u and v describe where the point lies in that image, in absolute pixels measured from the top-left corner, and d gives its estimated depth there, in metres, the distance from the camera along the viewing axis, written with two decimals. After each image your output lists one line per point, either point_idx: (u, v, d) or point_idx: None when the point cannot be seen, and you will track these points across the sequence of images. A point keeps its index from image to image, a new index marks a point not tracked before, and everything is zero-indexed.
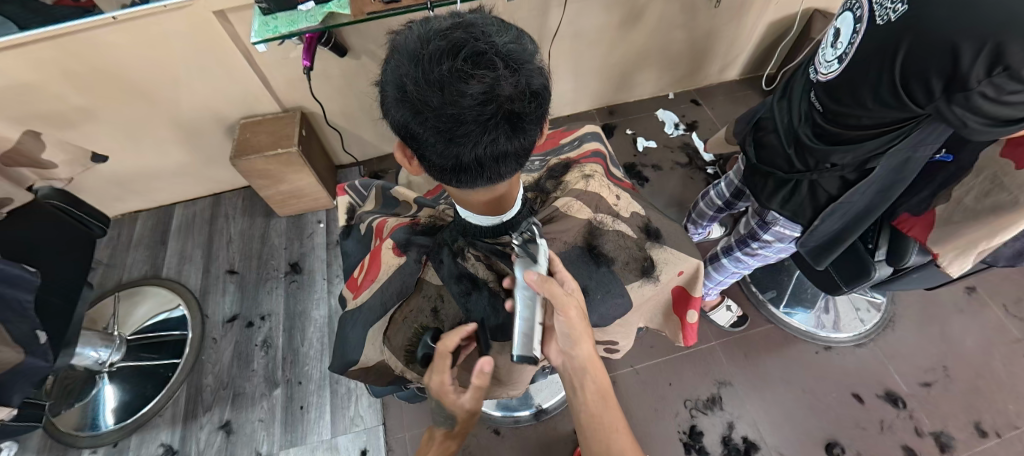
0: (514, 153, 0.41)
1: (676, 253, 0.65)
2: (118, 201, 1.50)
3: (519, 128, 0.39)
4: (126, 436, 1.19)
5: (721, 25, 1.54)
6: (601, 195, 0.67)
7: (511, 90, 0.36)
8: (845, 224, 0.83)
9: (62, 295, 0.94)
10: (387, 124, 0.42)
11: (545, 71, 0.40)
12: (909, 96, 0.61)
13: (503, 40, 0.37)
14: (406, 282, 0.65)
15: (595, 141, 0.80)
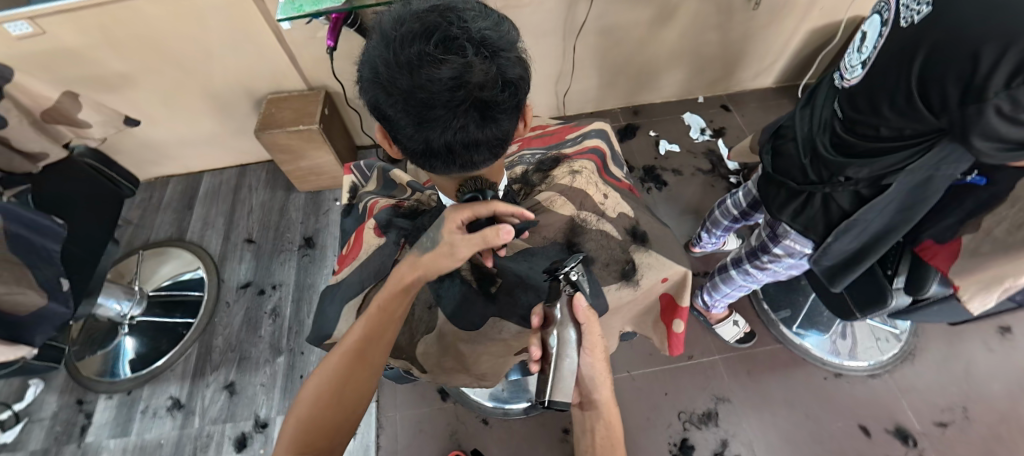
0: (486, 142, 0.40)
1: (661, 258, 0.63)
2: (152, 165, 1.58)
3: (490, 118, 0.38)
4: (140, 386, 1.27)
5: (760, 29, 1.47)
6: (586, 192, 0.67)
7: (483, 77, 0.35)
8: (860, 244, 0.78)
9: (87, 248, 1.00)
10: (365, 104, 0.42)
11: (523, 62, 0.39)
12: (926, 104, 0.58)
13: (480, 26, 0.36)
14: (384, 262, 0.68)
15: (597, 138, 0.79)
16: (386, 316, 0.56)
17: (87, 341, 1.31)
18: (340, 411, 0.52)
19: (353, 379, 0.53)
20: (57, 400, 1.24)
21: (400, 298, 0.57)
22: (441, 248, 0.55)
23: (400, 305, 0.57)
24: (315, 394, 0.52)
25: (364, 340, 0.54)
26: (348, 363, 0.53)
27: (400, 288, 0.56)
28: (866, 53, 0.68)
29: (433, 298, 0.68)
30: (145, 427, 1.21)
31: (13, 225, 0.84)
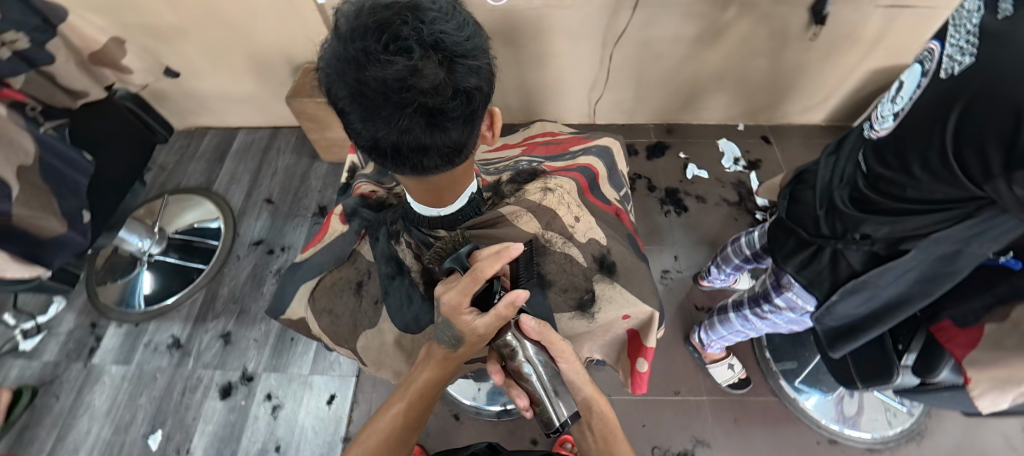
0: (434, 147, 0.45)
1: (624, 293, 0.62)
2: (194, 115, 1.66)
3: (438, 123, 0.42)
4: (147, 320, 1.34)
5: (817, 61, 1.37)
6: (556, 212, 0.64)
7: (431, 83, 0.39)
8: (867, 310, 0.72)
9: (113, 186, 1.05)
10: (323, 93, 0.45)
11: (482, 72, 0.42)
12: (961, 167, 0.52)
13: (436, 28, 0.39)
14: (343, 250, 0.68)
15: (593, 156, 0.78)
16: (423, 399, 0.59)
17: (108, 270, 1.40)
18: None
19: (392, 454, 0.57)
20: (75, 320, 1.34)
21: (437, 386, 0.59)
22: (469, 340, 0.53)
23: (436, 392, 0.59)
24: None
25: (402, 420, 0.58)
26: (386, 440, 0.57)
27: (438, 376, 0.59)
28: (900, 103, 0.62)
29: (381, 294, 0.64)
30: (145, 359, 1.28)
31: (45, 152, 0.85)
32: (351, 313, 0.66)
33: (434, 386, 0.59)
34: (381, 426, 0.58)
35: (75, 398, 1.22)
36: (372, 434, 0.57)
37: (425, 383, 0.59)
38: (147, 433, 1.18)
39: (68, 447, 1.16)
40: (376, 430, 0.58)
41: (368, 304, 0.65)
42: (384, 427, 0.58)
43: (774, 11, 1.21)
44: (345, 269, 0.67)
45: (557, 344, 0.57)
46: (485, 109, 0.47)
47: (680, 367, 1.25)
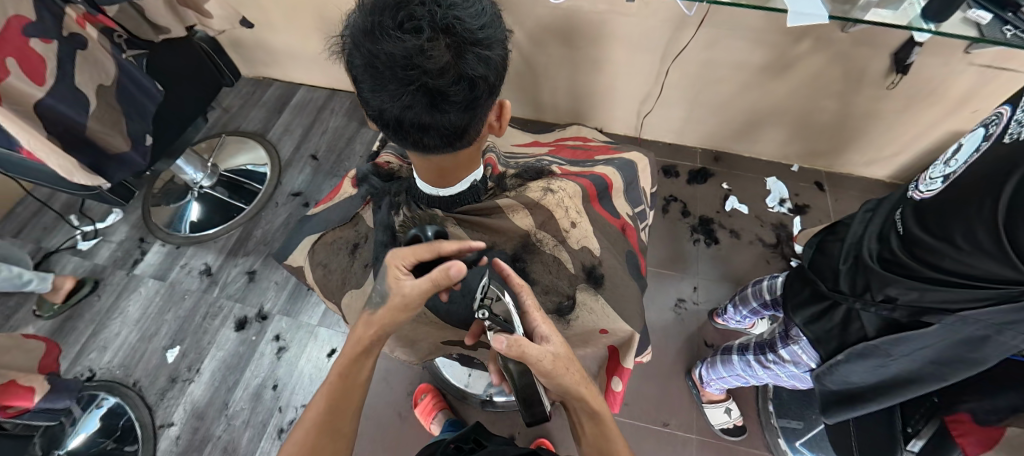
0: (430, 125, 0.51)
1: (605, 309, 0.64)
2: (264, 66, 1.77)
3: (439, 106, 0.49)
4: (188, 245, 1.46)
5: (893, 112, 1.27)
6: (552, 213, 0.66)
7: (436, 64, 0.46)
8: (876, 381, 0.69)
9: (177, 117, 1.14)
10: (342, 63, 0.52)
11: (488, 64, 0.49)
12: (1013, 244, 0.50)
13: (445, 15, 0.46)
14: (348, 211, 0.71)
15: (609, 167, 0.77)
16: (351, 373, 0.54)
17: (164, 194, 1.53)
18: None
19: (329, 442, 0.53)
20: (127, 232, 1.48)
21: (358, 361, 0.55)
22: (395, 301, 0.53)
23: (360, 368, 0.55)
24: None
25: (330, 403, 0.54)
26: (316, 427, 0.53)
27: (358, 349, 0.55)
28: (953, 165, 0.60)
29: (371, 259, 0.67)
30: (179, 279, 1.40)
31: (123, 77, 0.94)
32: (348, 272, 0.69)
33: (356, 360, 0.55)
34: (310, 413, 0.54)
35: (114, 300, 1.35)
36: (301, 426, 0.53)
37: (343, 367, 0.55)
38: (166, 347, 1.29)
39: (99, 343, 1.29)
40: (305, 419, 0.54)
41: (358, 266, 0.68)
42: (312, 413, 0.54)
43: (852, 52, 1.12)
44: (346, 230, 0.70)
45: (542, 362, 0.48)
46: (490, 101, 0.54)
47: (674, 399, 1.21)
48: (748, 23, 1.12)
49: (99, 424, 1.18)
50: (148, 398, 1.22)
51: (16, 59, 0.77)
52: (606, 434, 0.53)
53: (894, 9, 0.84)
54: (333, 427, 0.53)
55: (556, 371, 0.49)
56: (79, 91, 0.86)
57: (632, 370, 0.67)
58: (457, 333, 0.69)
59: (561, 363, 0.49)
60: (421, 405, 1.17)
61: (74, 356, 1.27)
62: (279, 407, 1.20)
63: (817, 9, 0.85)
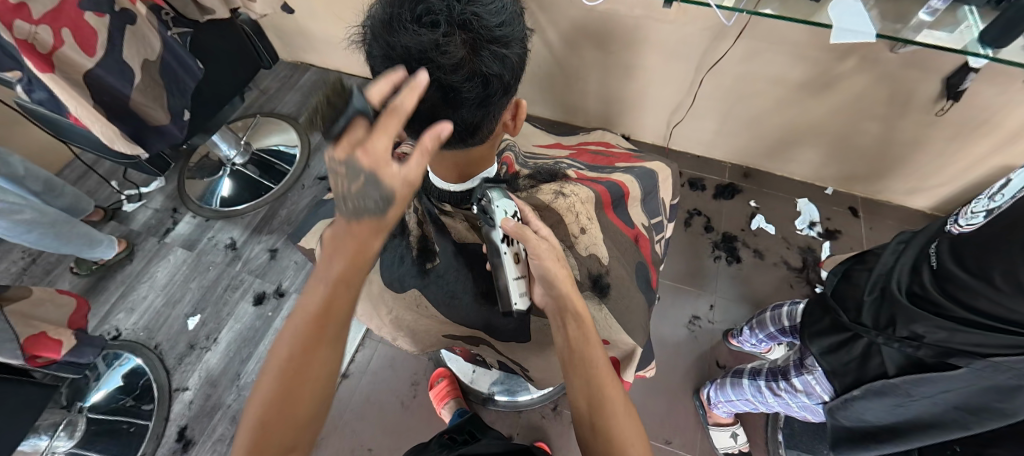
0: (443, 120, 0.53)
1: (608, 321, 0.62)
2: (302, 51, 1.81)
3: (453, 103, 0.52)
4: (216, 218, 1.51)
5: (942, 140, 1.20)
6: (562, 217, 0.64)
7: (450, 59, 0.48)
8: (891, 422, 0.66)
9: (215, 94, 1.19)
10: (365, 52, 0.55)
11: (504, 62, 0.52)
12: None
13: (462, 10, 0.48)
14: None
15: (628, 175, 0.76)
16: (322, 325, 0.44)
17: (198, 168, 1.60)
18: (291, 447, 0.43)
19: (297, 415, 0.43)
20: (162, 201, 1.55)
21: (332, 301, 0.44)
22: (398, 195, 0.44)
23: (336, 307, 0.44)
24: (244, 446, 0.41)
25: (288, 366, 0.42)
26: (274, 397, 0.42)
27: (334, 278, 0.44)
28: (998, 200, 0.54)
29: (380, 248, 0.69)
30: (205, 251, 1.45)
31: (167, 54, 0.98)
32: None
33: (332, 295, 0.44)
34: (264, 379, 0.42)
35: (144, 266, 1.42)
36: (255, 398, 0.42)
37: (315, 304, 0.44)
38: (188, 315, 1.34)
39: (127, 305, 1.35)
40: (260, 384, 0.42)
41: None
42: (268, 379, 0.42)
43: (900, 73, 1.07)
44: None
45: (534, 248, 0.53)
46: (502, 100, 0.56)
47: (679, 417, 1.18)
48: (790, 37, 1.08)
49: (120, 382, 1.23)
50: (167, 361, 1.27)
51: (71, 30, 0.81)
52: (586, 335, 0.51)
53: (950, 32, 0.80)
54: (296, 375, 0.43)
55: (542, 253, 0.52)
56: (126, 63, 0.91)
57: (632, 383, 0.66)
58: (459, 328, 0.69)
59: (552, 250, 0.53)
60: (436, 389, 1.18)
61: (102, 315, 1.33)
62: None
63: (864, 26, 0.81)
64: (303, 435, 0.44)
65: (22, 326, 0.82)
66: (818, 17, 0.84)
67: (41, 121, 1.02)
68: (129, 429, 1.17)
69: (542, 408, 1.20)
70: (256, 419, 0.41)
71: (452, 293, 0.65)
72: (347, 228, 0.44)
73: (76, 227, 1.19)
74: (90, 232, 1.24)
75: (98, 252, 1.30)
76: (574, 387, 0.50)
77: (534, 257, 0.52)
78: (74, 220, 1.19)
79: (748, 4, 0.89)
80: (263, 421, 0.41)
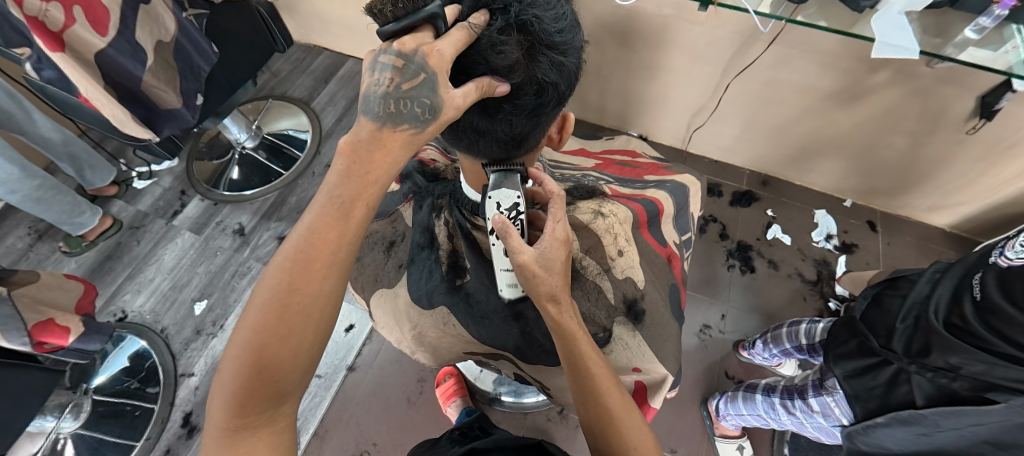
0: (491, 131, 0.51)
1: (639, 343, 0.60)
2: (314, 34, 1.76)
3: (495, 114, 0.50)
4: (225, 203, 1.49)
5: (970, 159, 1.16)
6: (602, 240, 0.62)
7: (505, 60, 0.45)
8: (913, 450, 0.64)
9: (227, 78, 1.16)
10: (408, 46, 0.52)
11: (561, 70, 0.50)
12: None
13: (523, 11, 0.46)
14: (389, 206, 0.71)
15: (663, 191, 0.74)
16: (324, 248, 0.39)
17: (208, 149, 1.57)
18: (285, 384, 0.38)
19: (293, 351, 0.38)
20: (171, 182, 1.53)
21: (337, 230, 0.40)
22: (445, 117, 0.42)
23: (339, 240, 0.40)
24: (234, 379, 0.37)
25: (282, 290, 0.38)
26: (265, 325, 0.37)
27: (336, 211, 0.40)
28: None
29: (407, 259, 0.67)
30: (213, 236, 1.43)
31: (182, 37, 0.95)
32: (383, 268, 0.69)
33: (335, 226, 0.40)
34: (256, 306, 0.38)
35: (151, 247, 1.40)
36: (244, 326, 0.38)
37: (310, 232, 0.39)
38: (195, 299, 1.33)
39: (134, 286, 1.34)
40: (252, 310, 0.38)
41: (391, 265, 0.68)
42: (260, 304, 0.38)
43: (934, 89, 1.03)
44: (383, 225, 0.71)
45: (518, 255, 0.48)
46: (552, 110, 0.54)
47: (685, 427, 1.17)
48: (823, 46, 1.04)
49: (125, 363, 1.22)
50: (173, 346, 1.26)
51: (82, 9, 0.78)
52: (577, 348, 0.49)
53: (993, 50, 0.77)
54: (286, 309, 0.38)
55: (526, 269, 0.48)
56: (139, 44, 0.88)
57: (658, 409, 0.63)
58: (482, 347, 0.67)
59: (538, 265, 0.48)
60: (443, 387, 1.17)
61: (109, 296, 1.32)
62: None
63: (909, 42, 0.77)
64: (301, 376, 0.39)
65: (29, 312, 0.81)
66: (859, 29, 0.81)
67: (52, 100, 0.99)
68: (133, 412, 1.16)
69: (548, 411, 1.20)
70: (246, 349, 0.37)
71: (481, 313, 0.63)
72: (359, 142, 0.41)
73: (61, 198, 1.19)
74: (75, 201, 1.24)
75: (79, 222, 1.28)
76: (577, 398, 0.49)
77: (517, 267, 0.48)
78: (63, 186, 1.18)
79: (786, 11, 0.85)
80: (253, 353, 0.37)
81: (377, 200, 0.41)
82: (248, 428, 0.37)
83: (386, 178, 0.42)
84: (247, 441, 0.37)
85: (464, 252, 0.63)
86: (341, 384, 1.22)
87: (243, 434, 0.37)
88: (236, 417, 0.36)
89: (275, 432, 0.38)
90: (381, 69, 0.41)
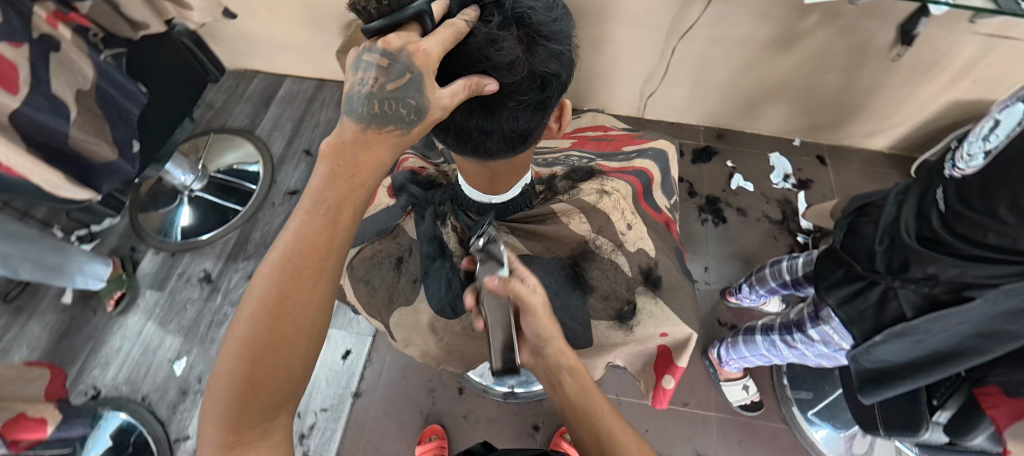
0: (497, 132, 0.51)
1: (665, 312, 0.63)
2: (243, 57, 1.66)
3: (500, 113, 0.49)
4: (183, 251, 1.39)
5: (897, 84, 1.26)
6: (610, 218, 0.64)
7: (505, 56, 0.45)
8: (911, 358, 0.69)
9: (162, 120, 1.07)
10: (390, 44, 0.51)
11: (560, 60, 0.49)
12: None
13: (519, 5, 0.46)
14: (387, 222, 0.70)
15: (649, 160, 0.76)
16: (313, 256, 0.38)
17: (151, 199, 1.46)
18: (281, 396, 0.38)
19: (286, 360, 0.38)
20: (117, 241, 1.41)
21: (327, 239, 0.38)
22: (430, 118, 0.41)
23: (329, 249, 0.39)
24: (226, 394, 0.37)
25: (271, 302, 0.37)
26: (255, 337, 0.37)
27: (325, 216, 0.38)
28: (993, 140, 0.57)
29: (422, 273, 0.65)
30: (178, 288, 1.34)
31: (103, 81, 0.87)
32: (397, 287, 0.68)
33: (325, 233, 0.38)
34: (245, 318, 0.37)
35: (112, 313, 1.29)
36: (233, 338, 0.37)
37: (297, 240, 0.38)
38: (172, 358, 1.24)
39: (101, 359, 1.24)
40: (241, 322, 0.37)
41: (405, 281, 0.67)
42: (248, 316, 0.37)
43: (859, 24, 1.10)
44: (386, 243, 0.69)
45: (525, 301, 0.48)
46: (555, 101, 0.54)
47: (692, 379, 1.23)
48: None
49: (108, 442, 1.12)
50: (159, 412, 1.17)
51: None
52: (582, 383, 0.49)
53: None
54: (277, 320, 0.37)
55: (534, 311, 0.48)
56: (58, 98, 0.79)
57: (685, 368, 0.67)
58: None
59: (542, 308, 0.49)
60: (424, 446, 1.11)
61: (74, 376, 1.21)
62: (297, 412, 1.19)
63: None
64: (295, 387, 0.39)
65: None
66: None
67: None
68: None
69: None
70: (236, 361, 0.37)
71: None
72: (344, 143, 0.39)
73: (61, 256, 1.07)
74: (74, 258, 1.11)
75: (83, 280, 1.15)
76: (590, 455, 0.44)
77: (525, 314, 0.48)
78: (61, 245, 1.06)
79: None
80: (245, 366, 0.36)
81: (365, 203, 0.40)
82: (243, 443, 0.37)
83: (373, 179, 0.41)
84: None
85: None
86: (350, 413, 1.19)
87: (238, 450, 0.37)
88: (231, 432, 0.36)
89: (270, 446, 0.38)
90: (365, 68, 0.40)
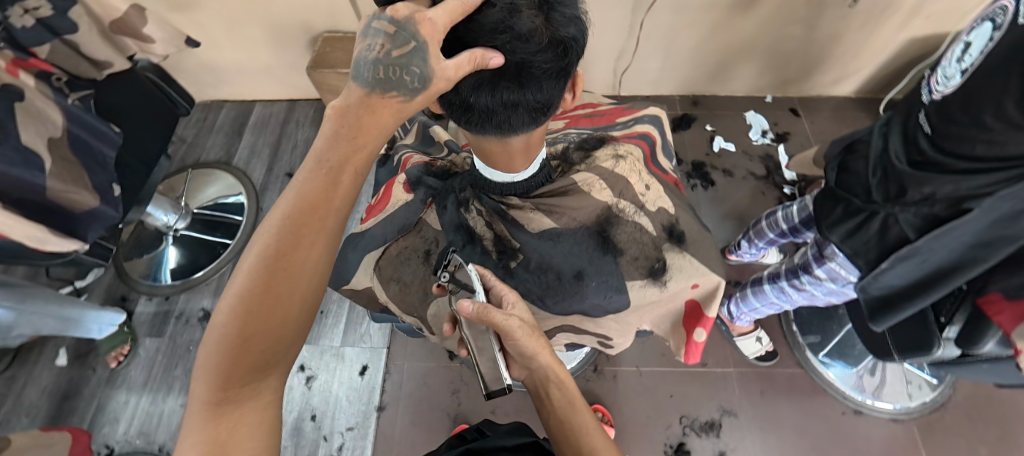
0: (523, 105, 0.53)
1: (693, 263, 0.66)
2: (209, 88, 1.61)
3: (529, 82, 0.51)
4: (178, 292, 1.35)
5: (857, 29, 1.31)
6: (629, 180, 0.67)
7: (527, 25, 0.47)
8: (917, 279, 0.71)
9: (138, 159, 1.03)
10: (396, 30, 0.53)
11: (575, 23, 0.52)
12: None
13: None
14: (409, 218, 0.71)
15: (648, 124, 0.80)
16: (313, 215, 0.40)
17: (134, 245, 1.41)
18: (271, 354, 0.39)
19: (282, 316, 0.39)
20: (105, 293, 1.35)
21: (326, 197, 0.41)
22: (433, 88, 0.42)
23: (330, 208, 0.41)
24: (220, 349, 0.37)
25: (272, 254, 0.39)
26: (253, 290, 0.38)
27: (327, 176, 0.41)
28: (969, 59, 0.61)
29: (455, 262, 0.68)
30: (177, 331, 1.29)
31: (73, 126, 0.84)
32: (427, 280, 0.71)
33: (326, 191, 0.41)
34: (245, 271, 0.39)
35: (111, 367, 1.24)
36: (231, 292, 0.38)
37: (302, 198, 0.40)
38: (183, 403, 1.20)
39: (109, 416, 1.19)
40: (241, 275, 0.39)
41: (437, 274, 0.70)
42: (248, 269, 0.38)
43: None
44: (411, 239, 0.72)
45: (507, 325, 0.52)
46: (573, 68, 0.56)
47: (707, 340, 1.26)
48: None
49: None
50: None
51: None
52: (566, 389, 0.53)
53: None
54: (277, 273, 0.39)
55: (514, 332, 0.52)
56: (29, 148, 0.75)
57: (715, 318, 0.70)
58: None
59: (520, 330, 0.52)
60: None
61: None
62: (323, 436, 1.17)
63: None
64: (286, 347, 0.40)
65: None
66: None
67: None
68: None
69: (584, 372, 1.23)
70: (232, 315, 0.37)
71: (548, 283, 0.66)
72: (347, 106, 0.41)
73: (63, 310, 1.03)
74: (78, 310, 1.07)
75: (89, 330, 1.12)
76: None
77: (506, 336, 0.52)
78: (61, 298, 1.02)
79: None
80: (241, 318, 0.37)
81: (365, 166, 0.43)
82: (230, 401, 0.37)
83: (373, 145, 0.43)
84: (230, 415, 0.37)
85: (510, 234, 0.67)
86: (377, 427, 1.18)
87: (225, 407, 0.37)
88: (221, 388, 0.37)
89: (257, 407, 0.38)
90: (373, 35, 0.41)
